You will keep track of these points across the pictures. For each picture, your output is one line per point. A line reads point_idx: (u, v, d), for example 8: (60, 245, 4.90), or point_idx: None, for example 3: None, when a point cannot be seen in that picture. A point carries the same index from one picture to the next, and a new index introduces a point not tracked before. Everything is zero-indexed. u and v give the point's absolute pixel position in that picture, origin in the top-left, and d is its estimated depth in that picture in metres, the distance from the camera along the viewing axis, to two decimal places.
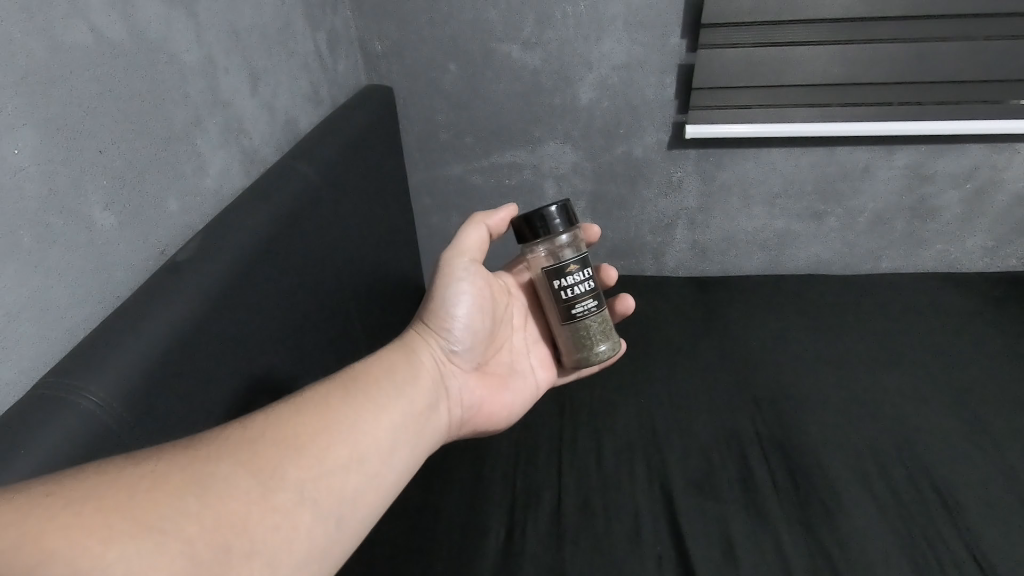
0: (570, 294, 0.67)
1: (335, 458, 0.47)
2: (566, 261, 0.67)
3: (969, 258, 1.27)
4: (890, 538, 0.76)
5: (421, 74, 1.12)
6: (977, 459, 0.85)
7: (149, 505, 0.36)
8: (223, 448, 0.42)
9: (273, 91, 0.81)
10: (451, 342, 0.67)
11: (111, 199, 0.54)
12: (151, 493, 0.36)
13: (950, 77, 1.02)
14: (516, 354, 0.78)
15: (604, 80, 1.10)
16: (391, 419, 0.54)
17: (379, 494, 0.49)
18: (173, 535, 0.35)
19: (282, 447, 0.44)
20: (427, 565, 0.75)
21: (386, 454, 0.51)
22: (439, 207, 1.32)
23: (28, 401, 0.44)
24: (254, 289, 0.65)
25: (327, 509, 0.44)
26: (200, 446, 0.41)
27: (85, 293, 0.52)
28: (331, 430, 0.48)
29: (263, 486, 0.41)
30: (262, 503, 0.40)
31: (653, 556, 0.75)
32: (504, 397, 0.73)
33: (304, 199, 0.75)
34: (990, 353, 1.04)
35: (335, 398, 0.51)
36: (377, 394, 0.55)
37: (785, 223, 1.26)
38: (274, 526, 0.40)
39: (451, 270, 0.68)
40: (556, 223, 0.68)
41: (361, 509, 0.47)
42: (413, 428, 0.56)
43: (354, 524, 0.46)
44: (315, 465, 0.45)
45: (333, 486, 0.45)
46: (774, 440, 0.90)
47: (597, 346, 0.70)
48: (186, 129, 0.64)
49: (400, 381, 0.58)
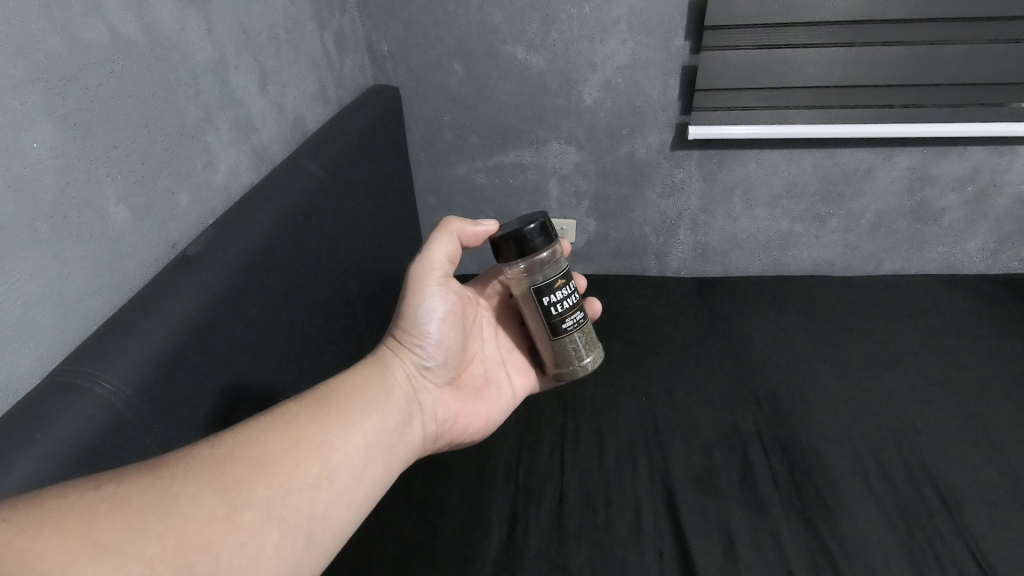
0: (559, 310, 0.68)
1: (305, 476, 0.46)
2: (554, 278, 0.67)
3: (970, 261, 1.28)
4: (888, 537, 0.76)
5: (428, 74, 1.13)
6: (976, 459, 0.86)
7: (111, 529, 0.35)
8: (188, 468, 0.41)
9: (282, 90, 0.83)
10: (424, 358, 0.68)
11: (126, 192, 0.55)
12: (113, 514, 0.36)
13: (950, 80, 1.03)
14: (490, 364, 0.79)
15: (608, 82, 1.11)
16: (362, 435, 0.54)
17: (351, 509, 0.49)
18: (135, 557, 0.34)
19: (249, 466, 0.44)
20: (430, 559, 0.76)
21: (357, 470, 0.51)
22: (443, 207, 1.33)
23: (15, 407, 0.44)
24: (262, 284, 0.66)
25: (297, 527, 0.44)
26: (165, 466, 0.41)
27: (98, 284, 0.53)
28: (300, 447, 0.48)
29: (230, 505, 0.40)
30: (229, 521, 0.40)
31: (654, 551, 0.76)
32: (478, 408, 0.74)
33: (312, 196, 0.76)
34: (990, 354, 1.05)
35: (304, 415, 0.51)
36: (348, 410, 0.55)
37: (786, 224, 1.27)
38: (241, 545, 0.40)
39: (422, 285, 0.68)
40: (536, 241, 0.66)
41: (332, 526, 0.47)
42: (386, 443, 0.56)
43: (325, 541, 0.46)
44: (284, 483, 0.45)
45: (303, 503, 0.45)
46: (775, 437, 0.91)
47: (585, 358, 0.73)
48: (197, 126, 0.65)
49: (372, 398, 0.58)
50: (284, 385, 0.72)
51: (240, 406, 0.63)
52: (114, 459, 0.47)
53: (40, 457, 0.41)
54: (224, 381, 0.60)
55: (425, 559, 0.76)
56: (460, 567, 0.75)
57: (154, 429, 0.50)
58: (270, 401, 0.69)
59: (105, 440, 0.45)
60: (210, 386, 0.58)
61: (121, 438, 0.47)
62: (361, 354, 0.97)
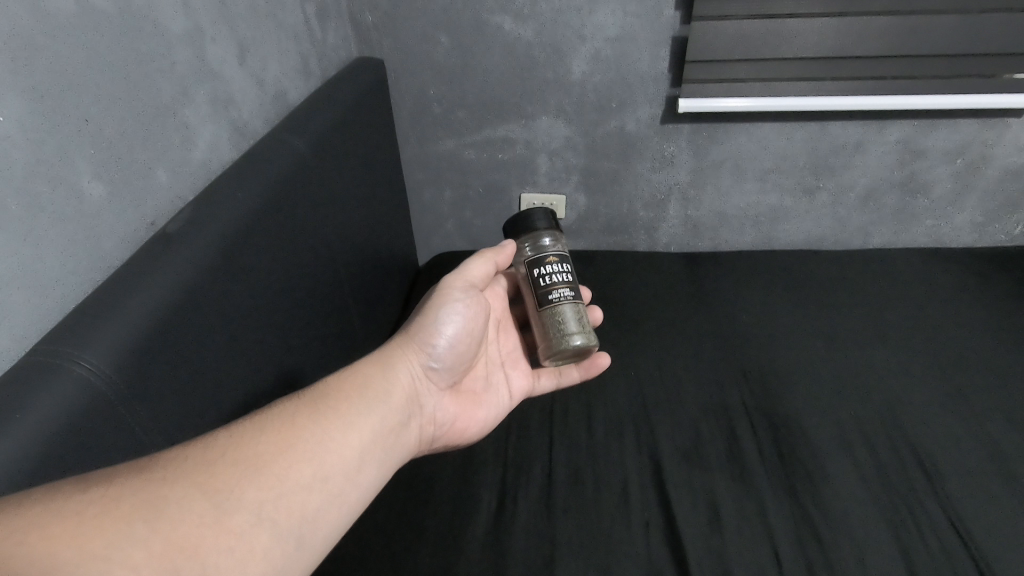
0: (547, 281, 0.71)
1: (298, 478, 0.46)
2: (546, 254, 0.72)
3: (958, 234, 1.29)
4: (869, 507, 0.78)
5: (414, 47, 1.11)
6: (958, 430, 0.87)
7: (96, 533, 0.35)
8: (180, 468, 0.41)
9: (262, 62, 0.80)
10: (430, 358, 0.68)
11: (100, 168, 0.54)
12: (99, 519, 0.36)
13: (943, 51, 1.02)
14: (492, 367, 0.80)
15: (597, 54, 1.09)
16: (359, 437, 0.54)
17: (342, 513, 0.49)
18: (120, 561, 0.34)
19: (243, 467, 0.44)
20: (420, 534, 0.76)
21: (352, 473, 0.51)
22: (432, 183, 1.32)
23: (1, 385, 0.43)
24: (245, 263, 0.65)
25: (287, 530, 0.44)
26: (155, 468, 0.40)
27: (74, 263, 0.52)
28: (297, 447, 0.48)
29: (219, 508, 0.40)
30: (217, 525, 0.39)
31: (640, 521, 0.77)
32: (476, 413, 0.74)
33: (295, 171, 0.75)
34: (975, 325, 1.07)
35: (303, 415, 0.51)
36: (348, 410, 0.55)
37: (777, 198, 1.27)
38: (228, 548, 0.39)
39: (446, 292, 0.71)
40: (539, 220, 0.74)
41: (323, 529, 0.47)
42: (382, 445, 0.56)
43: (315, 545, 0.46)
44: (276, 485, 0.45)
45: (294, 506, 0.45)
46: (761, 410, 0.92)
47: (571, 336, 0.70)
48: (173, 100, 0.63)
49: (372, 398, 0.58)
50: (269, 367, 0.72)
51: (226, 387, 0.62)
52: (97, 440, 0.46)
53: (18, 438, 0.41)
54: (208, 363, 0.59)
55: (415, 534, 0.76)
56: (449, 542, 0.75)
57: (137, 410, 0.50)
58: (255, 385, 0.68)
59: (87, 421, 0.45)
60: (193, 368, 0.57)
61: (104, 419, 0.46)
62: (348, 332, 0.97)
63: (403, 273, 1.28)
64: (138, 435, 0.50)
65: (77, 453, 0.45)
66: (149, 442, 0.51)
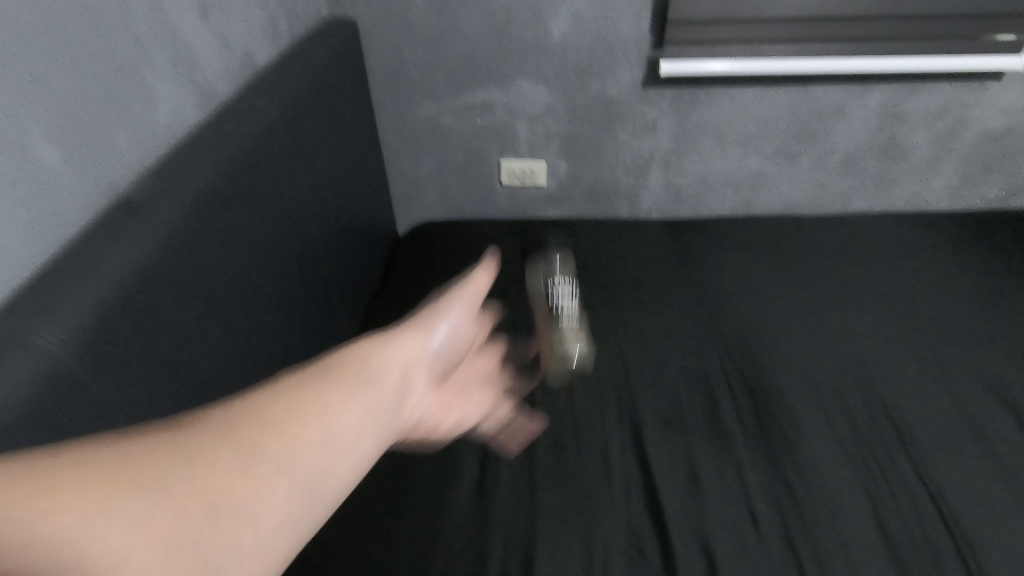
0: None
1: (314, 433, 0.44)
2: None
3: (935, 198, 1.31)
4: (844, 465, 0.79)
5: (388, 7, 1.08)
6: (930, 388, 0.89)
7: (113, 492, 0.33)
8: (197, 429, 0.39)
9: (226, 22, 0.77)
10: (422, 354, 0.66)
11: (54, 128, 0.51)
12: (117, 477, 0.34)
13: (926, 12, 1.01)
14: (468, 378, 0.78)
15: (576, 15, 1.07)
16: (371, 396, 0.52)
17: (356, 467, 0.47)
18: (138, 517, 0.33)
19: (259, 426, 0.42)
20: (402, 500, 0.77)
21: (365, 429, 0.49)
22: (409, 150, 1.28)
23: None
24: (214, 232, 0.63)
25: (303, 481, 0.42)
26: (171, 427, 0.38)
27: (31, 226, 0.49)
28: (312, 406, 0.46)
29: (236, 466, 0.38)
30: (234, 484, 0.37)
31: (621, 484, 0.78)
32: (449, 416, 0.72)
33: (264, 138, 0.72)
34: (949, 286, 1.08)
35: (312, 376, 0.49)
36: (358, 369, 0.53)
37: (759, 163, 1.26)
38: (244, 504, 0.37)
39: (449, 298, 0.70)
40: None
41: (337, 482, 0.45)
42: (391, 407, 0.54)
43: (329, 498, 0.44)
44: (292, 439, 0.43)
45: (311, 459, 0.43)
46: (740, 374, 0.93)
47: None
48: (131, 59, 0.60)
49: (381, 359, 0.56)
50: (245, 339, 0.70)
51: (200, 359, 0.61)
52: (66, 414, 0.45)
53: None
54: (180, 335, 0.58)
55: (398, 503, 0.77)
56: (432, 509, 0.76)
57: (108, 383, 0.48)
58: (231, 356, 0.67)
59: (53, 393, 0.43)
60: (165, 340, 0.55)
61: (72, 391, 0.45)
62: (328, 301, 0.96)
63: (381, 243, 1.26)
64: (113, 408, 0.49)
65: (48, 426, 0.43)
66: (120, 416, 0.50)
